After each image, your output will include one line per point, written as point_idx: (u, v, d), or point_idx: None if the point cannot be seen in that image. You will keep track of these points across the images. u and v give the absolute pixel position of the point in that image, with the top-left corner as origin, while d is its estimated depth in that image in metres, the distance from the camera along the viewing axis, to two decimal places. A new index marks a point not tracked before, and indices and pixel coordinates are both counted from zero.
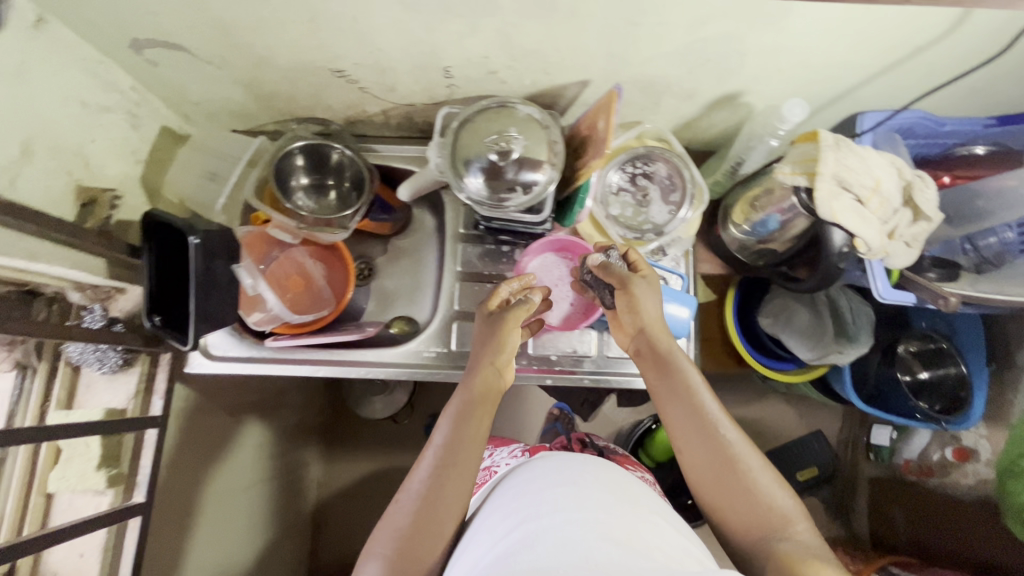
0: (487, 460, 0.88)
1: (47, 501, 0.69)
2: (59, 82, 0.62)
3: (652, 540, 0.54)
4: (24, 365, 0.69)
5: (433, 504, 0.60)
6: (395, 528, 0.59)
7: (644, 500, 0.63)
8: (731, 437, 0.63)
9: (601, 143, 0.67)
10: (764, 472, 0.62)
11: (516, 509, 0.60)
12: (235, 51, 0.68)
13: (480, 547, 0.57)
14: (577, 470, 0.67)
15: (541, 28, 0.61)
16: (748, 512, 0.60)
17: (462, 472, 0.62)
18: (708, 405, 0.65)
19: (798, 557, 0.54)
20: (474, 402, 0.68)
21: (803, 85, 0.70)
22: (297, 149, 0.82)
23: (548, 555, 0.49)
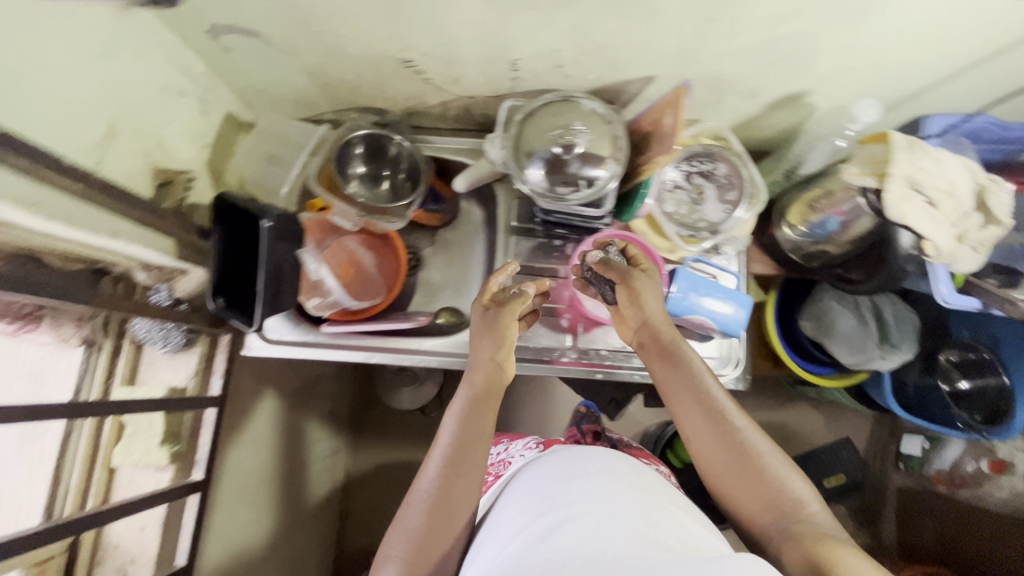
0: (501, 452, 0.87)
1: (110, 476, 0.71)
2: (142, 66, 0.63)
3: (667, 527, 0.54)
4: (92, 341, 0.72)
5: (443, 505, 0.61)
6: (410, 531, 0.61)
7: (656, 488, 0.63)
8: (738, 423, 0.65)
9: (668, 138, 0.68)
10: (774, 455, 0.63)
11: (533, 503, 0.60)
12: (308, 40, 0.68)
13: (499, 544, 0.57)
14: (586, 461, 0.66)
15: (618, 24, 0.61)
16: (760, 495, 0.61)
17: (469, 468, 0.64)
18: (714, 391, 0.67)
19: (816, 537, 0.55)
20: (479, 404, 0.69)
21: (873, 86, 0.69)
22: (357, 138, 0.83)
23: (564, 546, 0.49)
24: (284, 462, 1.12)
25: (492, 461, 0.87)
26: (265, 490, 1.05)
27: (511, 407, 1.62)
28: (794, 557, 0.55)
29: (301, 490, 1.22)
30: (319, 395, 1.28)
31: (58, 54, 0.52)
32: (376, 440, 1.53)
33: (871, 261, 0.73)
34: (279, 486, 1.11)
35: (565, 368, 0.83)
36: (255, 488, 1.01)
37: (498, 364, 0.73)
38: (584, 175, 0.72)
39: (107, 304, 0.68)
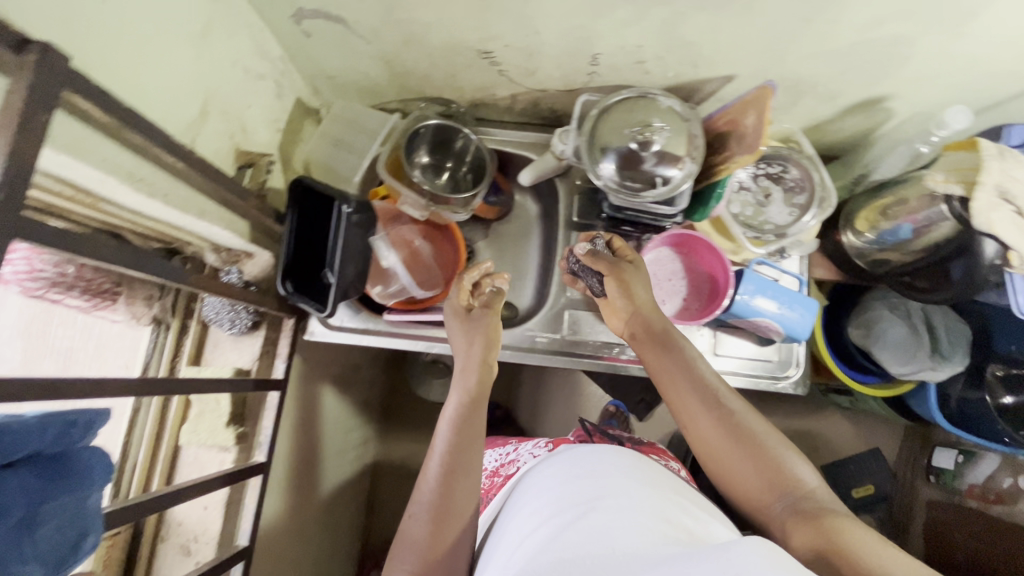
0: (510, 454, 0.85)
1: (175, 453, 0.73)
2: (231, 48, 0.63)
3: (681, 522, 0.51)
4: (160, 320, 0.74)
5: (443, 511, 0.61)
6: (415, 543, 0.60)
7: (662, 480, 0.61)
8: (733, 405, 0.64)
9: (750, 139, 0.66)
10: (772, 434, 0.62)
11: (544, 503, 0.57)
12: (391, 28, 0.68)
13: (512, 548, 0.55)
14: (591, 456, 0.64)
15: (712, 22, 0.61)
16: (761, 476, 0.60)
17: (464, 468, 0.63)
18: (707, 375, 0.66)
19: (822, 514, 0.54)
20: (471, 402, 0.69)
21: (958, 92, 0.69)
22: (425, 127, 0.82)
23: (576, 544, 0.47)
24: (324, 449, 1.12)
25: (501, 463, 0.84)
26: (305, 477, 1.05)
27: (537, 404, 1.60)
28: (802, 535, 0.53)
29: (335, 478, 1.22)
30: (357, 383, 1.28)
31: (163, 32, 0.52)
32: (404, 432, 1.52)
33: (939, 273, 0.72)
34: (318, 473, 1.11)
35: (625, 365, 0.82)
36: (298, 474, 1.01)
37: (486, 360, 0.73)
38: (659, 172, 0.71)
39: (209, 289, 0.64)
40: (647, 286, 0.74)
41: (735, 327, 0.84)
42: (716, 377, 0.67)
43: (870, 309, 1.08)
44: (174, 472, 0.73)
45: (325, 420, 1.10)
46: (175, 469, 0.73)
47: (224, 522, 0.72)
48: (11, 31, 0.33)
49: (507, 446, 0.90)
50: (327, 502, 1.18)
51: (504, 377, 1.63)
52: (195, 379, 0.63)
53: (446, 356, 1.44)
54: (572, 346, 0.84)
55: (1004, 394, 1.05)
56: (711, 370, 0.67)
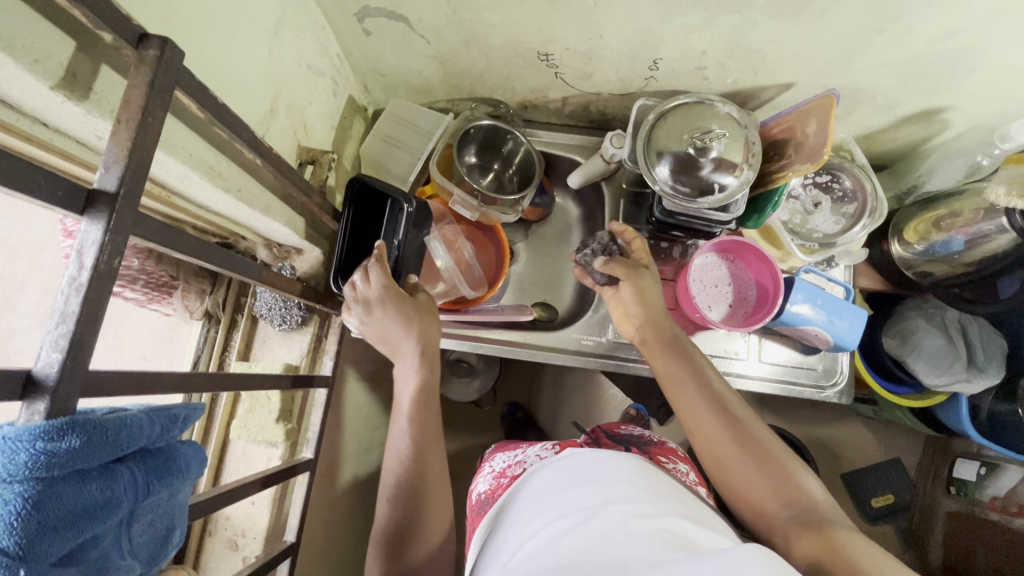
0: (521, 455, 0.83)
1: (223, 448, 0.73)
2: (297, 45, 0.63)
3: (685, 525, 0.50)
4: (211, 315, 0.75)
5: (415, 501, 0.66)
6: (394, 533, 0.65)
7: (667, 484, 0.59)
8: (741, 413, 0.64)
9: (812, 146, 0.66)
10: (781, 449, 0.62)
11: (546, 508, 0.56)
12: (454, 28, 0.68)
13: (513, 553, 0.54)
14: (592, 459, 0.62)
15: (780, 29, 0.61)
16: (767, 485, 0.58)
17: (429, 452, 0.68)
18: (716, 382, 0.67)
19: (828, 526, 0.52)
20: (428, 387, 0.68)
21: (1019, 105, 0.69)
22: (476, 128, 0.82)
23: (575, 553, 0.46)
24: (356, 447, 1.12)
25: (507, 464, 0.83)
26: (339, 475, 1.05)
27: (558, 406, 1.59)
28: (802, 544, 0.51)
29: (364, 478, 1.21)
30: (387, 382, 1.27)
31: (241, 26, 0.52)
32: None
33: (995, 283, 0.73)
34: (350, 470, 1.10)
35: None
36: (331, 472, 1.01)
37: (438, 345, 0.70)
38: (716, 179, 0.71)
39: (270, 282, 0.59)
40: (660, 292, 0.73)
41: (779, 334, 0.84)
42: (726, 387, 0.67)
43: (905, 319, 1.08)
44: (223, 467, 0.73)
45: (358, 418, 1.10)
46: (224, 464, 0.73)
47: (270, 518, 0.72)
48: (132, 25, 0.33)
49: (515, 449, 0.89)
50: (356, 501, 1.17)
51: (526, 378, 1.62)
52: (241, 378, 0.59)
53: (471, 356, 1.44)
54: (616, 350, 0.84)
55: None
56: (722, 380, 0.68)
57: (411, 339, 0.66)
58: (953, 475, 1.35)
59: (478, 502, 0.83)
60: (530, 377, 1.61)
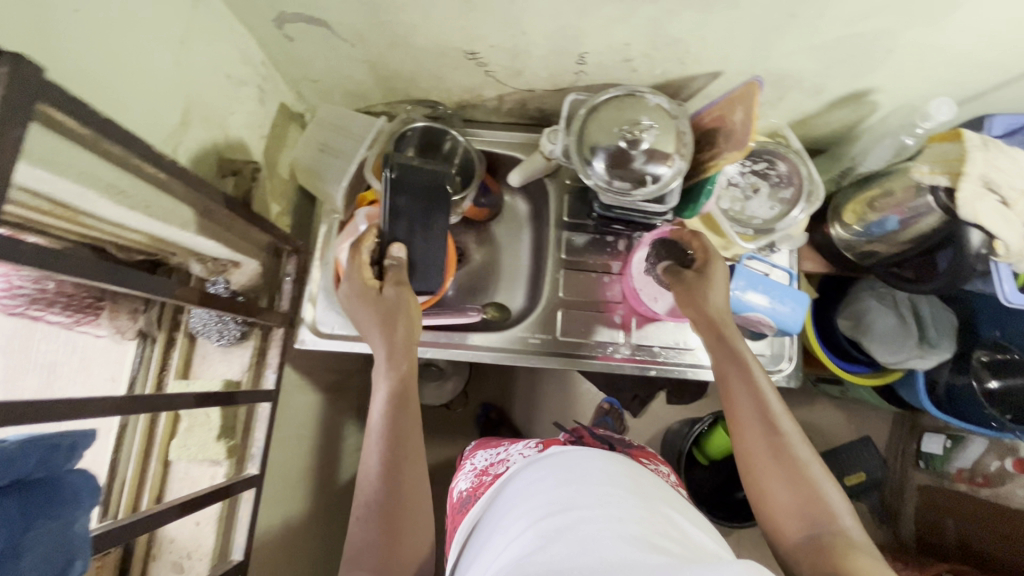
0: (498, 454, 0.82)
1: (165, 470, 0.72)
2: (211, 55, 0.62)
3: (667, 533, 0.52)
4: (146, 334, 0.72)
5: (394, 518, 0.61)
6: (369, 544, 0.60)
7: (653, 491, 0.61)
8: (785, 427, 0.63)
9: (740, 134, 0.66)
10: (818, 466, 0.61)
11: (530, 506, 0.57)
12: (375, 30, 0.67)
13: (497, 552, 0.55)
14: (580, 460, 0.63)
15: (697, 17, 0.61)
16: (796, 502, 0.59)
17: (410, 464, 0.64)
18: (767, 391, 0.65)
19: (849, 550, 0.53)
20: (399, 393, 0.67)
21: (940, 84, 0.70)
22: (412, 130, 0.81)
23: (565, 554, 0.47)
24: (322, 459, 1.10)
25: (490, 461, 0.82)
26: (302, 489, 1.02)
27: (533, 404, 1.59)
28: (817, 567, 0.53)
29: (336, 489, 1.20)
30: (353, 391, 1.25)
31: (137, 37, 0.50)
32: None
33: (924, 263, 0.74)
34: (317, 483, 1.09)
35: (618, 364, 0.82)
36: (295, 485, 0.99)
37: (410, 340, 0.70)
38: (650, 170, 0.70)
39: (182, 297, 0.62)
40: (722, 290, 0.71)
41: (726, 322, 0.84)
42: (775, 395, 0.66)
43: (858, 299, 1.08)
44: (165, 489, 0.72)
45: (319, 430, 1.08)
46: (166, 485, 0.72)
47: (216, 538, 0.71)
48: None
49: (497, 446, 0.87)
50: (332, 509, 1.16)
51: (499, 378, 1.62)
52: (158, 396, 0.58)
53: (440, 360, 1.42)
54: (565, 346, 0.84)
55: (990, 378, 1.10)
56: (773, 387, 0.66)
57: (380, 344, 0.69)
58: (922, 450, 1.38)
59: (459, 500, 0.82)
60: (502, 376, 1.61)
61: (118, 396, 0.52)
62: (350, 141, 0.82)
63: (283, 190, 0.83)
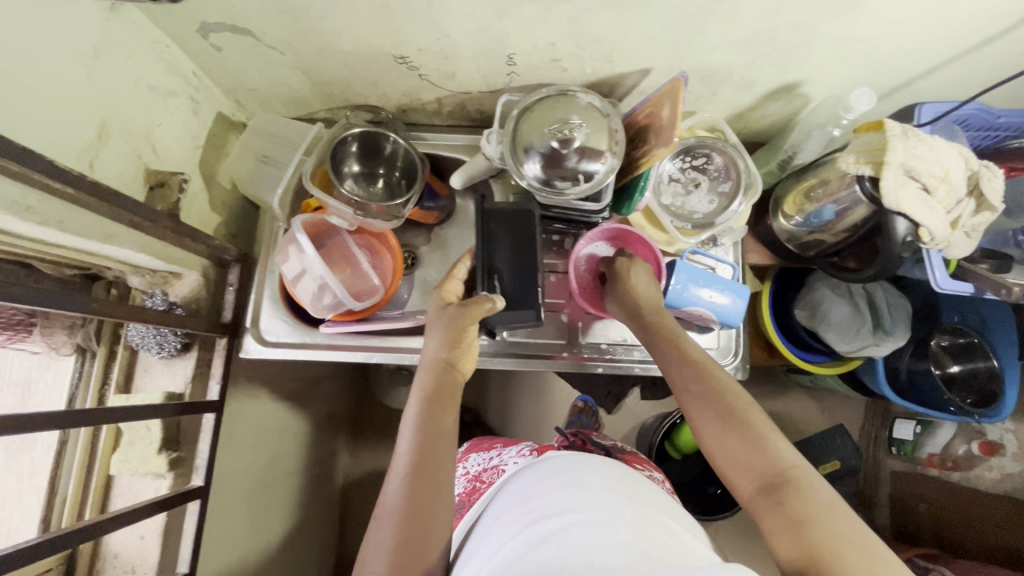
0: (495, 459, 0.83)
1: (107, 484, 0.72)
2: (131, 67, 0.62)
3: (662, 539, 0.53)
4: (85, 349, 0.72)
5: (423, 522, 0.59)
6: (381, 548, 0.58)
7: (649, 496, 0.63)
8: (721, 384, 0.63)
9: (668, 130, 0.67)
10: (764, 419, 0.59)
11: (525, 510, 0.59)
12: (301, 37, 0.67)
13: (489, 553, 0.57)
14: (580, 466, 0.65)
15: (614, 15, 0.61)
16: (748, 463, 0.57)
17: (432, 476, 0.62)
18: (696, 354, 0.66)
19: (808, 504, 0.52)
20: (436, 400, 0.67)
21: (866, 74, 0.70)
22: (352, 136, 0.81)
23: (557, 558, 0.49)
24: (284, 467, 1.10)
25: (482, 467, 0.83)
26: (262, 498, 1.02)
27: (507, 404, 1.59)
28: (780, 530, 0.52)
29: (302, 497, 1.19)
30: (318, 398, 1.25)
31: (38, 52, 0.50)
32: (377, 446, 1.46)
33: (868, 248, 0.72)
34: (279, 492, 1.08)
35: (566, 364, 0.83)
36: (252, 495, 0.98)
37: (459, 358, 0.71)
38: (583, 168, 0.71)
39: (102, 311, 0.61)
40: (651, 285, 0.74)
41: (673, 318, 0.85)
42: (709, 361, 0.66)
43: (814, 289, 1.08)
44: (108, 502, 0.71)
45: (281, 438, 1.08)
46: (109, 499, 0.72)
47: (160, 552, 0.71)
48: None
49: (490, 450, 0.88)
50: (294, 517, 1.15)
51: (472, 379, 1.61)
52: (80, 410, 0.57)
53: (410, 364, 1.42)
54: (513, 346, 0.84)
55: (951, 362, 1.14)
56: (706, 355, 0.66)
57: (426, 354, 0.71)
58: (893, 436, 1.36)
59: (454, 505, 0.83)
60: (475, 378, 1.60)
61: (27, 412, 0.51)
62: (289, 149, 0.82)
63: (225, 200, 0.82)
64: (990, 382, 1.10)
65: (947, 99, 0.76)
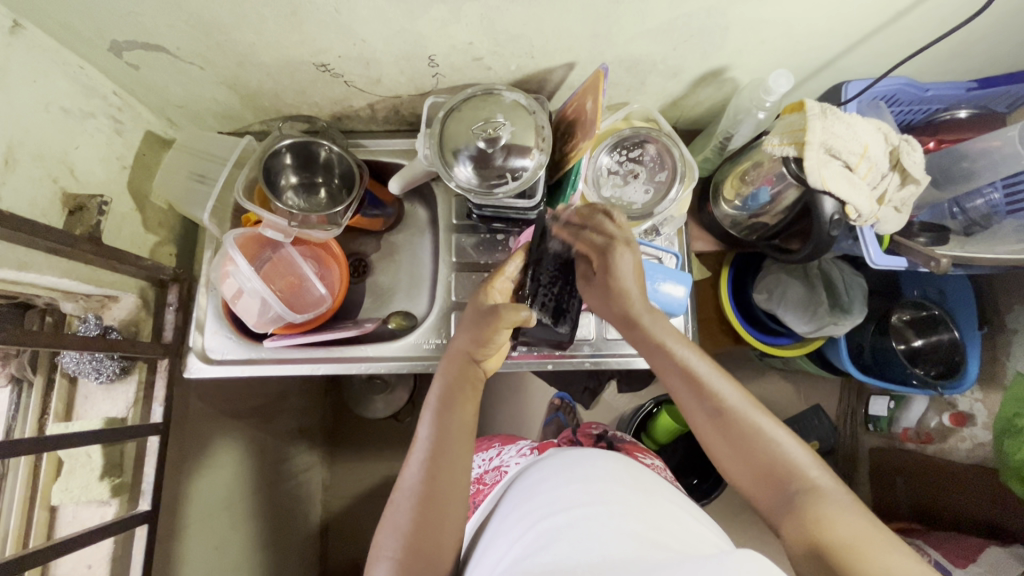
0: (495, 460, 0.84)
1: (51, 514, 0.71)
2: (37, 90, 0.61)
3: (670, 527, 0.53)
4: (20, 379, 0.71)
5: (436, 510, 0.60)
6: (398, 529, 0.60)
7: (654, 487, 0.62)
8: (725, 394, 0.62)
9: (590, 122, 0.66)
10: (772, 423, 0.59)
11: (533, 506, 0.58)
12: (216, 50, 0.66)
13: (499, 554, 0.56)
14: (589, 462, 0.65)
15: (524, 12, 0.61)
16: (755, 467, 0.58)
17: (451, 468, 0.63)
18: (695, 362, 0.64)
19: (824, 508, 0.52)
20: (455, 387, 0.68)
21: (788, 55, 0.71)
22: (284, 147, 0.80)
23: (564, 555, 0.48)
24: (250, 484, 1.08)
25: (483, 470, 0.83)
26: (226, 519, 1.00)
27: (485, 406, 1.54)
28: (796, 534, 0.53)
29: (274, 513, 1.18)
30: (287, 412, 1.23)
31: None
32: (353, 457, 1.45)
33: (805, 226, 0.70)
34: (246, 510, 1.07)
35: (514, 362, 0.82)
36: (214, 516, 0.97)
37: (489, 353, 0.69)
38: (512, 166, 0.70)
39: (19, 340, 0.58)
40: (634, 271, 0.68)
41: None
42: (708, 365, 0.64)
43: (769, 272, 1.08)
44: (53, 533, 0.71)
45: (245, 455, 1.07)
46: (54, 530, 0.71)
47: None
48: None
49: (491, 449, 0.89)
50: (266, 534, 1.14)
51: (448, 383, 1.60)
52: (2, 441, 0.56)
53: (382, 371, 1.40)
54: None
55: (914, 336, 1.14)
56: (708, 362, 0.64)
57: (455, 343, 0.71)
58: (868, 413, 1.33)
59: None
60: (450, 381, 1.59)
61: None
62: (222, 164, 0.81)
63: (161, 220, 0.81)
64: (952, 355, 1.10)
65: (875, 75, 0.77)
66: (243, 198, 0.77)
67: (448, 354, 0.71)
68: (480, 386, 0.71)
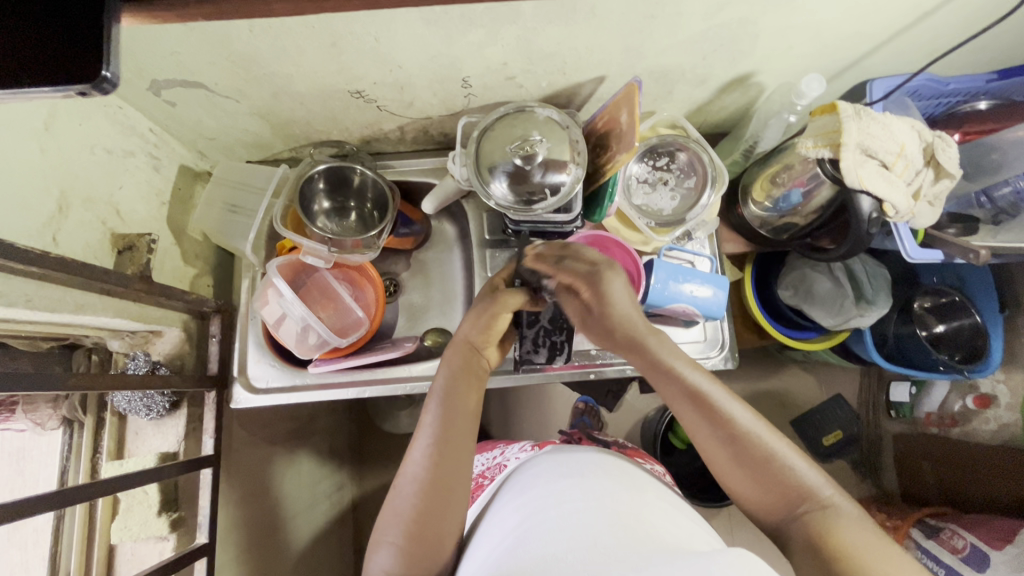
0: (498, 457, 0.85)
1: (109, 553, 0.71)
2: (85, 134, 0.62)
3: (661, 523, 0.53)
4: (72, 420, 0.71)
5: (442, 497, 0.59)
6: (401, 517, 0.58)
7: (647, 486, 0.63)
8: (733, 414, 0.59)
9: (627, 135, 0.67)
10: (780, 443, 0.57)
11: (527, 499, 0.59)
12: (254, 83, 0.67)
13: (490, 542, 0.56)
14: (578, 460, 0.66)
15: (562, 32, 0.62)
16: (764, 487, 0.56)
17: (457, 460, 0.61)
18: (699, 382, 0.61)
19: (833, 526, 0.51)
20: (461, 373, 0.68)
21: (815, 58, 0.72)
22: (318, 173, 0.81)
23: (557, 540, 0.49)
24: (289, 508, 1.08)
25: (486, 467, 0.84)
26: (268, 546, 1.00)
27: (509, 414, 1.54)
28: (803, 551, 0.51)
29: (312, 536, 1.18)
30: (317, 434, 1.23)
31: None
32: (381, 473, 1.44)
33: (838, 227, 0.72)
34: (285, 535, 1.06)
35: (559, 373, 0.84)
36: (257, 543, 0.97)
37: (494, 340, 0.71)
38: (549, 182, 0.71)
39: (83, 384, 0.59)
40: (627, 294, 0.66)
41: (656, 317, 0.85)
42: (719, 389, 0.61)
43: (794, 268, 1.08)
44: (113, 571, 0.71)
45: (283, 479, 1.06)
46: (113, 568, 0.71)
47: None
48: None
49: (493, 450, 0.90)
50: (305, 557, 1.14)
51: None
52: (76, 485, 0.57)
53: None
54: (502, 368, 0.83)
55: (936, 323, 1.13)
56: (716, 384, 0.61)
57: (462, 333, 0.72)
58: (890, 400, 1.33)
59: None
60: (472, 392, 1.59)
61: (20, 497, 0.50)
62: (256, 194, 0.82)
63: (197, 252, 0.82)
64: (976, 339, 1.10)
65: (897, 72, 0.78)
66: (280, 223, 0.77)
67: (455, 342, 0.72)
68: (485, 378, 0.71)
